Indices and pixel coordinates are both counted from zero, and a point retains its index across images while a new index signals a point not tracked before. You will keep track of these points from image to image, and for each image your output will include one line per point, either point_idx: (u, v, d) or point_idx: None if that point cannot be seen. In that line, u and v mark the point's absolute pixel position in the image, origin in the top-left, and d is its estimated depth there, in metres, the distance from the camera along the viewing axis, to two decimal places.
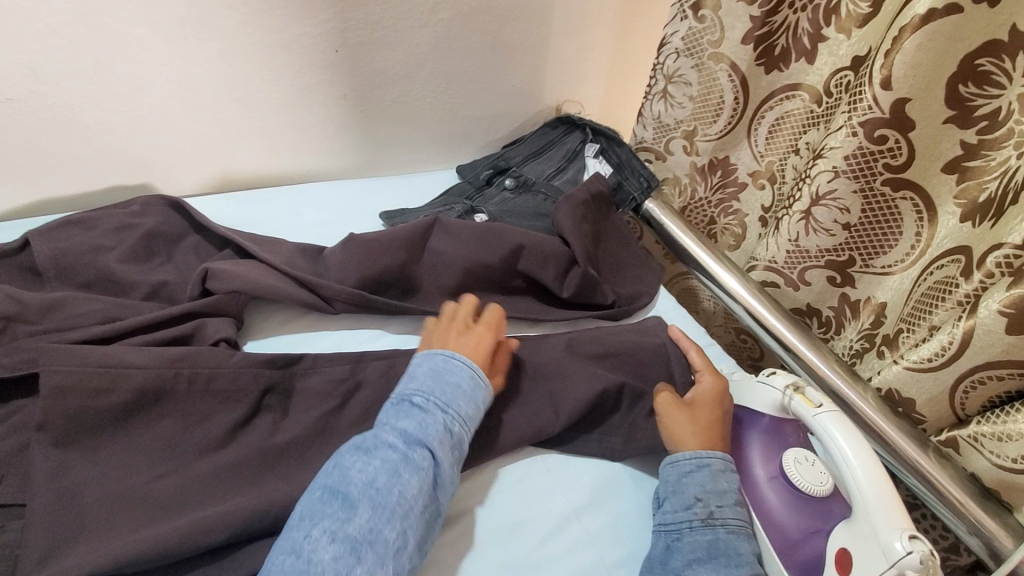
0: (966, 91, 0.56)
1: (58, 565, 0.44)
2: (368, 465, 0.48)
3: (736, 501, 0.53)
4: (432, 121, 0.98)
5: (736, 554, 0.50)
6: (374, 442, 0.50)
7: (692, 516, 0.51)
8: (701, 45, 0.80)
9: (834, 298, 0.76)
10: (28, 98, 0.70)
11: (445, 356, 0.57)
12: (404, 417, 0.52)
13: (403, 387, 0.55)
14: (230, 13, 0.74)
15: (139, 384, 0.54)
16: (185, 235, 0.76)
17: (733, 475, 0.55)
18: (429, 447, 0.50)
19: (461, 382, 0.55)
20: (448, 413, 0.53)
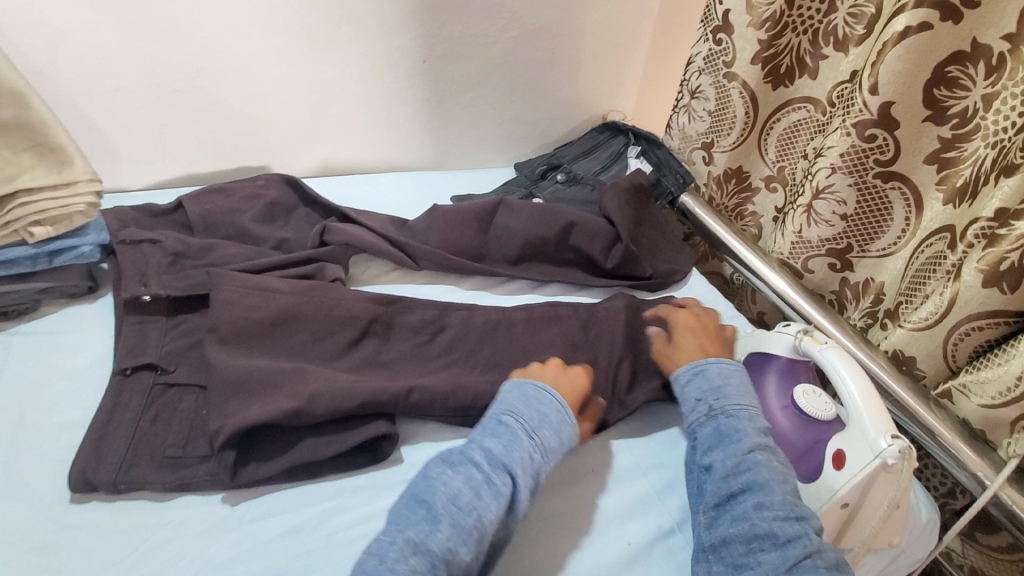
0: (940, 93, 0.69)
1: (239, 417, 0.59)
2: (454, 481, 0.56)
3: (730, 391, 0.67)
4: (497, 123, 1.15)
5: (737, 434, 0.63)
6: (462, 460, 0.58)
7: (698, 413, 0.66)
8: (718, 64, 0.95)
9: (835, 283, 0.88)
10: (191, 90, 0.90)
11: (554, 400, 0.65)
12: (495, 437, 0.60)
13: (496, 410, 0.63)
14: (349, 28, 0.92)
15: (284, 304, 0.71)
16: (297, 206, 0.93)
17: (727, 375, 0.69)
18: (512, 473, 0.57)
19: (548, 413, 0.63)
20: (534, 442, 0.60)
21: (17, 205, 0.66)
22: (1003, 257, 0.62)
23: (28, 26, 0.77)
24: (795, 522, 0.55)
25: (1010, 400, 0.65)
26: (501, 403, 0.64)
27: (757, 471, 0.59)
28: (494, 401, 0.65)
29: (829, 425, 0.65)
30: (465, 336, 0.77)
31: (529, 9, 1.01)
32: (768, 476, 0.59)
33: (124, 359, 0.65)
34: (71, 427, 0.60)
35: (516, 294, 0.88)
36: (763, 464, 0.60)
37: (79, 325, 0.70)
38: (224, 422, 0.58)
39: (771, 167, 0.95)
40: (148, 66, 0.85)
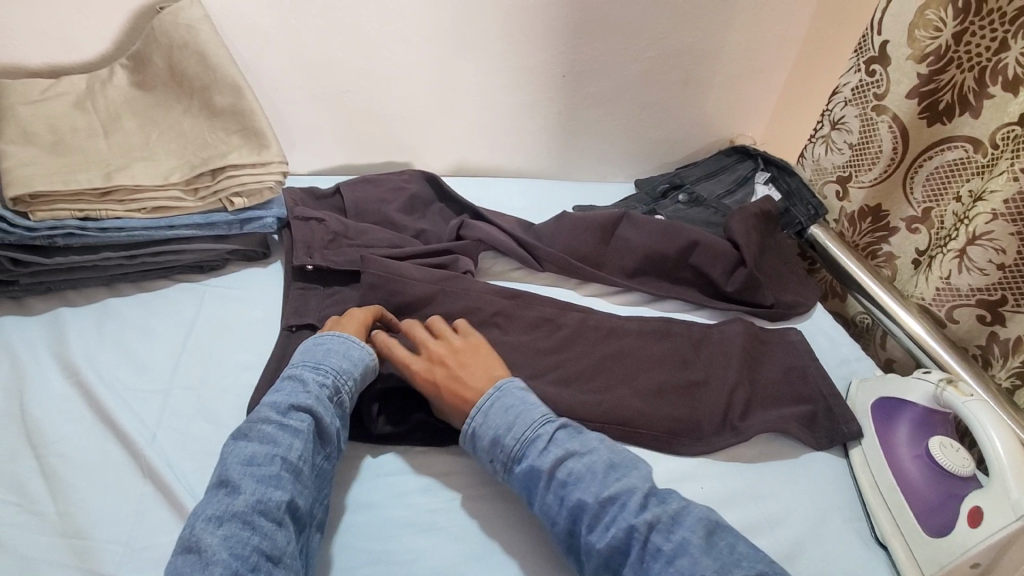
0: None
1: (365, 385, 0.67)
2: (247, 446, 0.56)
3: (501, 432, 0.62)
4: (623, 139, 1.17)
5: (535, 468, 0.59)
6: (251, 426, 0.58)
7: (497, 469, 0.62)
8: (868, 96, 0.91)
9: (983, 337, 0.82)
10: (358, 91, 1.01)
11: (335, 336, 0.68)
12: (277, 392, 0.62)
13: (284, 369, 0.65)
14: (499, 42, 1.00)
15: (418, 292, 0.79)
16: (433, 201, 1.02)
17: (493, 413, 0.63)
18: (308, 409, 0.60)
19: (330, 344, 0.67)
20: (320, 372, 0.63)
21: (224, 177, 0.79)
22: None
23: (242, 30, 0.91)
24: (625, 516, 0.55)
25: None
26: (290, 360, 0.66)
27: (575, 486, 0.58)
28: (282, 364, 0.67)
29: (964, 484, 0.62)
30: (581, 338, 0.80)
31: (669, 31, 1.04)
32: (585, 482, 0.58)
33: (291, 318, 0.75)
34: (247, 369, 0.71)
35: (631, 306, 0.90)
36: (572, 476, 0.58)
37: (256, 285, 0.82)
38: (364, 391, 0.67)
39: (916, 208, 0.89)
40: (328, 68, 0.98)
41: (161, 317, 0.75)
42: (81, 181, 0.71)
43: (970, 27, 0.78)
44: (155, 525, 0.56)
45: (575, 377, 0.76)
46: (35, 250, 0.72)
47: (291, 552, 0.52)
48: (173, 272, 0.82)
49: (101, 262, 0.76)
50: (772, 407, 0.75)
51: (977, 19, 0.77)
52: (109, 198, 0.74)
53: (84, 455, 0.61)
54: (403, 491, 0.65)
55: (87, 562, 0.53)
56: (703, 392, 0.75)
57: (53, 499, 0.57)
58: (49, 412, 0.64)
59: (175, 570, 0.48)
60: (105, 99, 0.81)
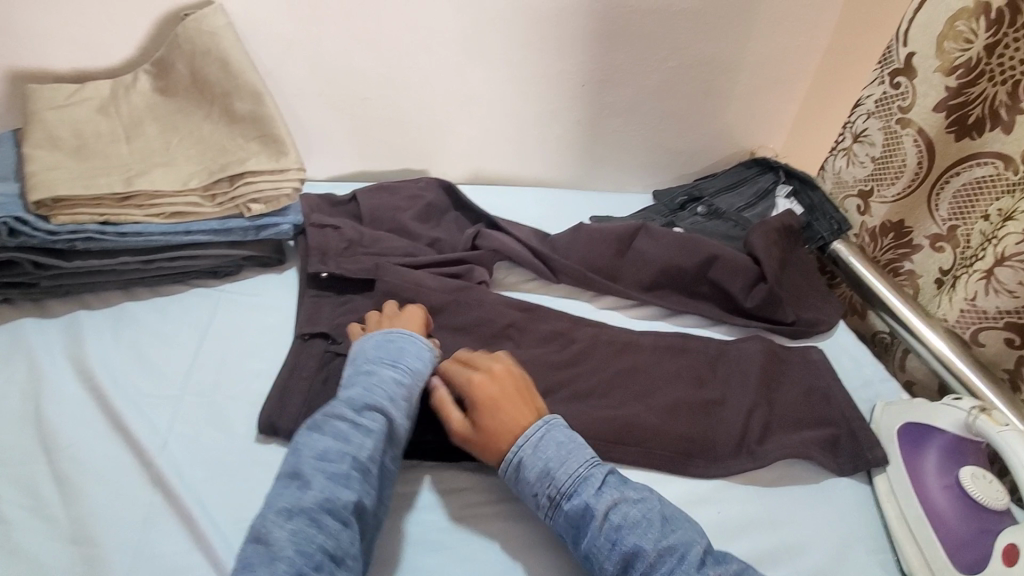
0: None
1: None
2: (320, 441, 0.56)
3: (553, 466, 0.59)
4: (641, 149, 1.16)
5: (588, 506, 0.57)
6: (326, 420, 0.58)
7: (541, 505, 0.59)
8: (892, 108, 0.89)
9: (1011, 362, 0.78)
10: (377, 98, 1.02)
11: (407, 337, 0.68)
12: (352, 386, 0.61)
13: (356, 363, 0.64)
14: (520, 51, 0.99)
15: (433, 302, 0.79)
16: (448, 210, 1.01)
17: (544, 446, 0.61)
18: (383, 410, 0.59)
19: (405, 346, 0.66)
20: (396, 371, 0.63)
21: (242, 183, 0.79)
22: None
23: (266, 38, 0.92)
24: (684, 568, 0.53)
25: None
26: (359, 355, 0.66)
27: (630, 530, 0.55)
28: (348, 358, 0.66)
29: (996, 517, 0.59)
30: (594, 353, 0.79)
31: (691, 41, 1.02)
32: (640, 527, 0.56)
33: (303, 326, 0.75)
34: (257, 378, 0.70)
35: (647, 320, 0.88)
36: (624, 517, 0.56)
37: (270, 292, 0.82)
38: None
39: (941, 224, 0.86)
40: (348, 76, 0.98)
41: (176, 322, 0.76)
42: (101, 186, 0.72)
43: (1001, 40, 0.75)
44: (161, 534, 0.56)
45: (588, 393, 0.74)
46: (55, 253, 0.73)
47: (353, 554, 0.51)
48: (189, 277, 0.82)
49: (118, 266, 0.77)
50: (791, 428, 0.73)
51: (1010, 31, 0.74)
52: (128, 202, 0.75)
53: (95, 461, 0.61)
54: (413, 508, 0.65)
55: (94, 570, 0.53)
56: (721, 412, 0.73)
57: (63, 504, 0.57)
58: (63, 415, 0.64)
59: (245, 561, 0.48)
60: (127, 105, 0.82)
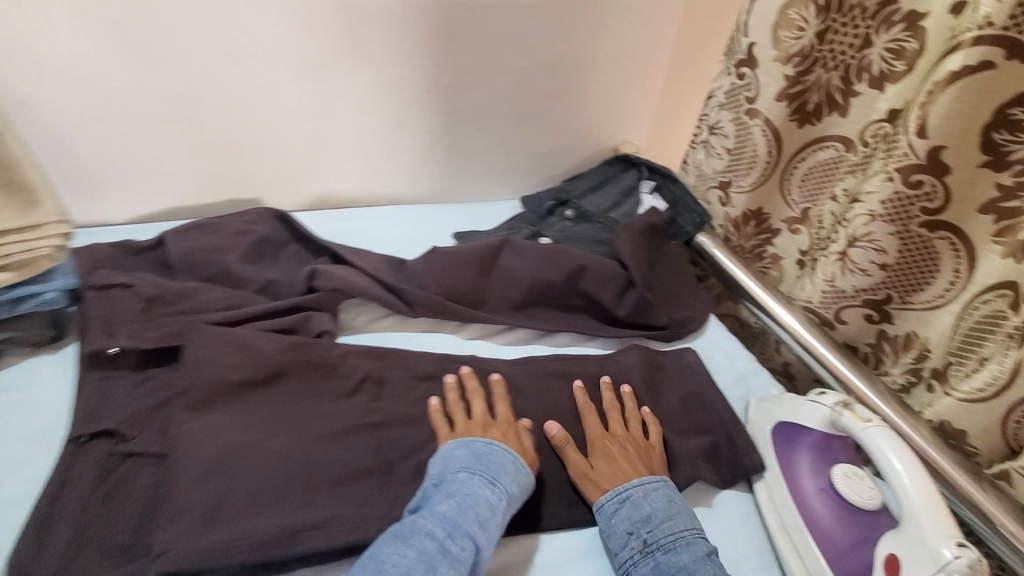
0: (999, 138, 0.61)
1: (161, 535, 0.52)
2: (403, 558, 0.51)
3: (664, 520, 0.58)
4: (503, 155, 1.09)
5: (683, 567, 0.55)
6: (412, 532, 0.53)
7: (630, 551, 0.57)
8: (739, 100, 0.89)
9: (872, 336, 0.79)
10: (178, 121, 0.85)
11: (501, 449, 0.62)
12: (445, 500, 0.56)
13: (445, 471, 0.59)
14: (348, 56, 0.87)
15: (266, 366, 0.65)
16: (287, 243, 0.87)
17: (659, 500, 0.60)
18: (472, 539, 0.53)
19: (502, 462, 0.61)
20: (493, 494, 0.57)
21: None
22: None
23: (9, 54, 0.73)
24: None
25: None
26: (445, 465, 0.60)
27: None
28: (437, 460, 0.61)
29: (877, 517, 0.58)
30: (461, 396, 0.70)
31: (539, 38, 0.96)
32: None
33: (82, 425, 0.59)
34: (17, 505, 0.55)
35: (519, 345, 0.81)
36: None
37: (42, 380, 0.65)
38: (159, 537, 0.52)
39: (795, 209, 0.87)
40: (134, 96, 0.81)
41: None
42: None
43: (830, 26, 0.76)
44: None
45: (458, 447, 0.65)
46: None
47: None
48: None
49: None
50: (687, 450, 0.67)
51: (837, 18, 0.74)
52: None
53: None
54: None
55: None
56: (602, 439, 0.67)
57: None
58: None
59: None
60: None
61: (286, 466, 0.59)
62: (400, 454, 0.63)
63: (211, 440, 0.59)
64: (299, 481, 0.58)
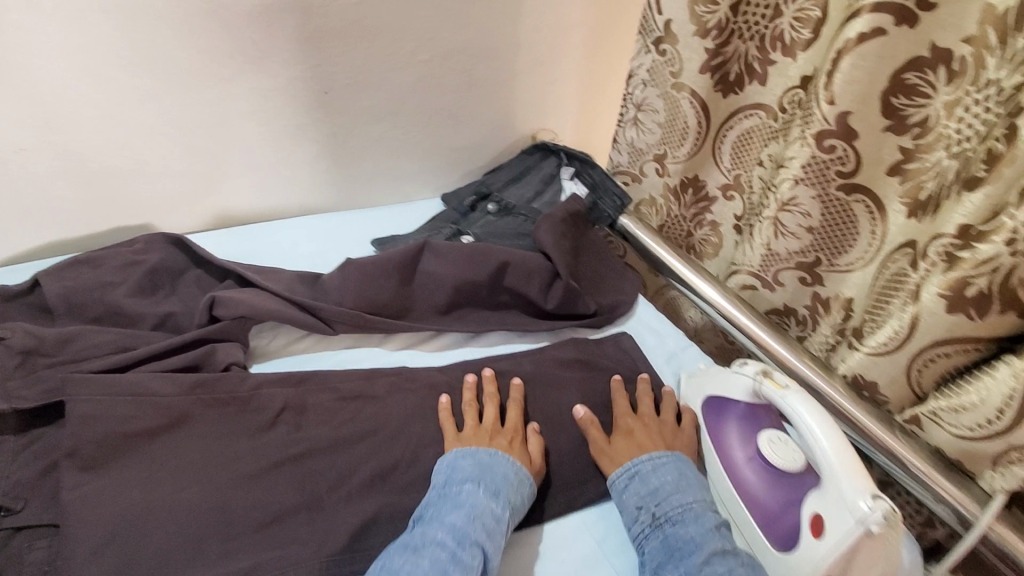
0: (898, 103, 0.60)
1: None
2: (417, 566, 0.50)
3: (672, 493, 0.60)
4: (417, 152, 1.05)
5: (691, 538, 0.56)
6: (424, 543, 0.52)
7: (641, 525, 0.59)
8: (664, 76, 0.86)
9: (807, 298, 0.78)
10: (39, 148, 0.77)
11: (506, 459, 0.61)
12: (451, 510, 0.55)
13: (451, 481, 0.59)
14: (227, 62, 0.81)
15: (167, 412, 0.60)
16: (186, 269, 0.79)
17: (666, 473, 0.62)
18: (481, 545, 0.53)
19: (507, 471, 0.60)
20: (496, 502, 0.57)
21: None
22: (967, 281, 0.55)
23: None
24: None
25: (988, 433, 0.58)
26: (451, 476, 0.59)
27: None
28: (442, 471, 0.60)
29: (803, 476, 0.60)
30: (391, 412, 0.66)
31: (438, 29, 0.92)
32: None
33: None
34: None
35: (449, 350, 0.79)
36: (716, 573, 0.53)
37: None
38: None
39: (727, 175, 0.87)
40: None
41: None
42: None
43: None
44: None
45: (392, 468, 0.62)
46: None
47: None
48: None
49: None
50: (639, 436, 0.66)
51: None
52: None
53: None
54: None
55: None
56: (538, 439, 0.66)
57: None
58: None
59: None
60: None
61: (198, 517, 0.54)
62: (326, 486, 0.59)
63: (109, 503, 0.53)
64: (215, 533, 0.54)
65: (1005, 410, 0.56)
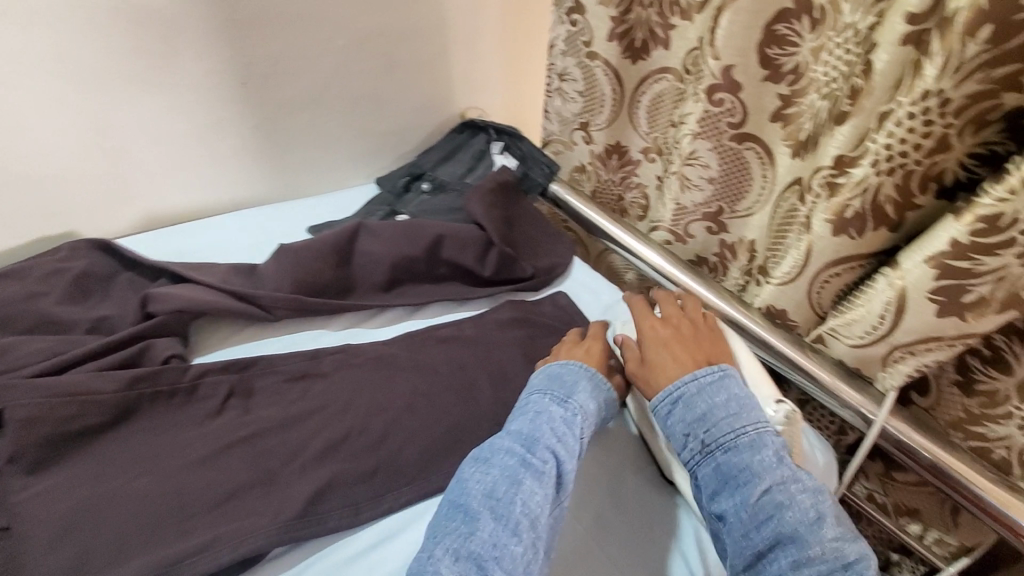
0: (773, 53, 0.66)
1: None
2: (487, 476, 0.53)
3: (726, 419, 0.57)
4: (345, 139, 1.05)
5: (746, 467, 0.54)
6: (494, 453, 0.55)
7: (692, 452, 0.57)
8: (577, 45, 0.89)
9: (715, 245, 0.86)
10: None
11: (581, 371, 0.65)
12: (523, 421, 0.59)
13: (530, 397, 0.62)
14: (138, 58, 0.79)
15: (115, 407, 0.60)
16: (117, 272, 0.78)
17: (720, 396, 0.59)
18: (551, 450, 0.55)
19: (574, 383, 0.63)
20: (565, 409, 0.60)
21: None
22: (846, 205, 0.60)
23: None
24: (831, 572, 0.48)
25: (875, 338, 0.64)
26: (526, 397, 0.62)
27: (781, 518, 0.51)
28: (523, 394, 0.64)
29: None
30: (337, 387, 0.68)
31: (354, 14, 0.92)
32: (786, 516, 0.51)
33: None
34: None
35: (394, 325, 0.81)
36: (775, 502, 0.52)
37: None
38: None
39: (647, 138, 0.90)
40: None
41: None
42: None
43: None
44: None
45: (343, 437, 0.63)
46: None
47: None
48: None
49: None
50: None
51: None
52: None
53: None
54: None
55: None
56: (481, 395, 0.69)
57: None
58: None
59: None
60: None
61: (152, 504, 0.55)
62: (279, 461, 0.60)
63: (59, 499, 0.54)
64: (170, 516, 0.55)
65: (884, 316, 0.62)
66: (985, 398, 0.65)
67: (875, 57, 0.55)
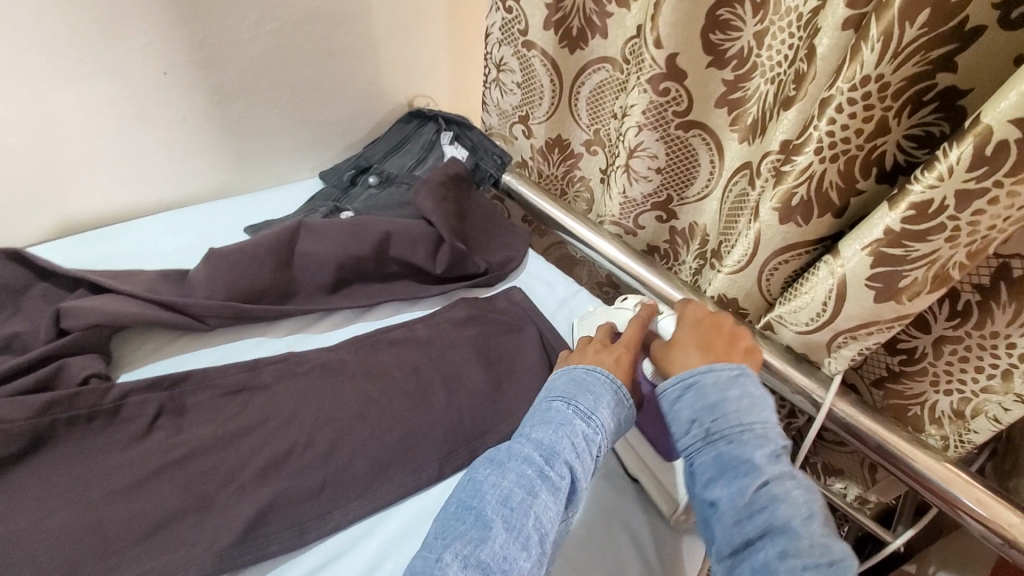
0: (716, 39, 0.65)
1: None
2: (503, 481, 0.50)
3: (730, 406, 0.52)
4: (284, 132, 0.99)
5: (748, 458, 0.49)
6: (511, 456, 0.52)
7: (692, 438, 0.53)
8: (514, 33, 0.85)
9: (666, 234, 0.87)
10: None
11: (604, 378, 0.60)
12: (544, 427, 0.55)
13: (553, 397, 0.58)
14: (37, 48, 0.72)
15: (22, 438, 0.54)
16: (29, 285, 0.71)
17: (728, 382, 0.54)
18: (570, 464, 0.52)
19: (604, 394, 0.58)
20: (590, 422, 0.55)
21: None
22: (792, 192, 0.60)
23: None
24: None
25: (819, 325, 0.65)
26: (546, 399, 0.59)
27: (774, 513, 0.46)
28: (541, 395, 0.60)
29: None
30: (280, 399, 0.64)
31: None
32: (780, 510, 0.46)
33: None
34: None
35: (340, 328, 0.77)
36: (771, 497, 0.47)
37: None
38: None
39: (587, 131, 0.89)
40: None
41: None
42: None
43: None
44: None
45: (287, 454, 0.60)
46: None
47: None
48: None
49: None
50: (528, 380, 0.71)
51: None
52: None
53: None
54: None
55: None
56: (435, 397, 0.67)
57: None
58: None
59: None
60: None
61: (72, 541, 0.51)
62: (216, 484, 0.57)
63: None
64: (94, 552, 0.51)
65: (827, 303, 0.62)
66: (903, 355, 0.67)
67: (818, 41, 0.54)
